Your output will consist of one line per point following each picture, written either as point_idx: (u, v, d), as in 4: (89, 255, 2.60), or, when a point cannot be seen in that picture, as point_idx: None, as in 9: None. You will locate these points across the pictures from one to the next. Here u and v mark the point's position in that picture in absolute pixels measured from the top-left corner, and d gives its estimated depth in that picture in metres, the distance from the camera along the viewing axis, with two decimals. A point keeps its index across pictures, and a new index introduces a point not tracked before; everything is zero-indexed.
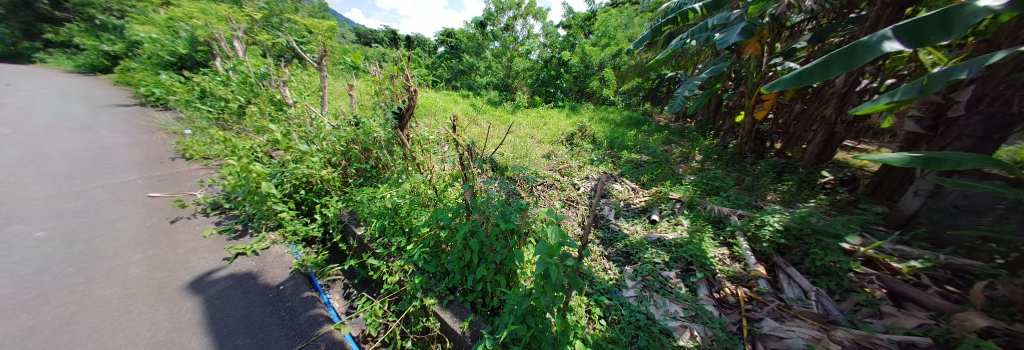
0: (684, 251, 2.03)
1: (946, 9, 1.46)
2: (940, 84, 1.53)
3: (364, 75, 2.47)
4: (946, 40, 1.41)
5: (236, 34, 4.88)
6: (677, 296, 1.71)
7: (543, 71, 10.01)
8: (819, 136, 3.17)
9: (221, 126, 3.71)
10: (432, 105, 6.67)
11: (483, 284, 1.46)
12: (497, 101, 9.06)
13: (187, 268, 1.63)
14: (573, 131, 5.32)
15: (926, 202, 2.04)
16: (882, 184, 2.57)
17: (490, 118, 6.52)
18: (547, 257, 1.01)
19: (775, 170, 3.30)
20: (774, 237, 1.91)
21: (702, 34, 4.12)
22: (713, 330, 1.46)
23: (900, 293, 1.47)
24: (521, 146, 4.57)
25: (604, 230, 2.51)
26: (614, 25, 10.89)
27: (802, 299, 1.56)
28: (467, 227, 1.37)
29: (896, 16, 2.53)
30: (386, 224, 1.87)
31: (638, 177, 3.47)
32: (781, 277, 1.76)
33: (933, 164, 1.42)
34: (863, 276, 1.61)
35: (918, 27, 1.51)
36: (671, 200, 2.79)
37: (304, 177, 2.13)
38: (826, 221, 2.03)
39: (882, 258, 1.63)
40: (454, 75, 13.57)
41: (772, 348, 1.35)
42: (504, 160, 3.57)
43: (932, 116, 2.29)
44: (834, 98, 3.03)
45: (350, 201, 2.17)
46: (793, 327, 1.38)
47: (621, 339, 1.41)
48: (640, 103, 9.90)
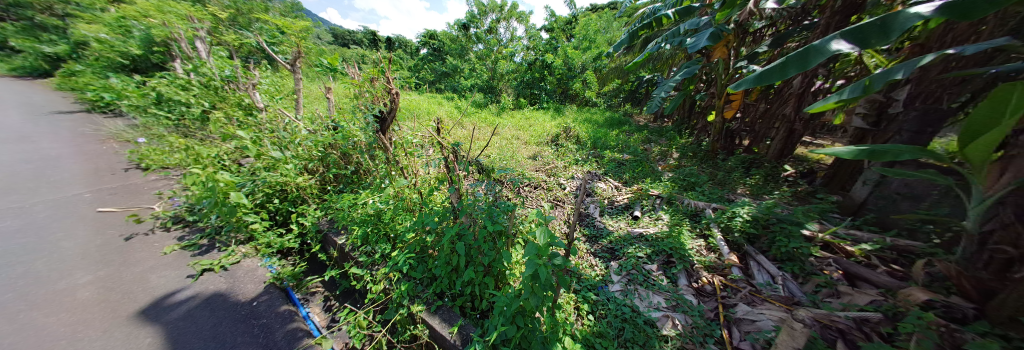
0: (665, 245, 2.11)
1: (884, 16, 1.63)
2: (879, 84, 1.72)
3: (343, 77, 2.40)
4: (885, 43, 1.58)
5: (199, 34, 4.56)
6: (659, 288, 1.79)
7: (527, 74, 10.16)
8: (781, 133, 3.41)
9: (183, 132, 3.44)
10: (416, 108, 6.57)
11: (471, 287, 1.46)
12: (482, 103, 9.06)
13: (146, 288, 1.50)
14: (557, 132, 5.42)
15: (873, 191, 2.26)
16: (837, 175, 2.82)
17: (475, 120, 6.51)
18: (536, 257, 1.04)
19: (744, 165, 3.53)
20: (744, 227, 2.04)
21: (675, 39, 4.35)
22: (693, 318, 1.54)
23: (853, 273, 1.62)
24: (507, 147, 4.60)
25: (590, 227, 2.57)
26: (596, 28, 11.21)
27: (771, 284, 1.68)
28: (453, 230, 1.37)
29: (841, 24, 2.80)
30: (368, 231, 1.80)
31: (620, 176, 3.58)
32: (751, 264, 1.87)
33: (875, 156, 1.56)
34: (822, 260, 1.75)
35: (862, 31, 1.68)
36: (652, 196, 2.90)
37: (278, 185, 2.02)
38: (789, 210, 2.20)
39: (838, 243, 1.79)
40: (438, 77, 13.42)
41: (746, 330, 1.44)
42: (491, 162, 3.59)
43: (876, 113, 2.53)
44: (792, 98, 3.29)
45: (330, 209, 2.08)
46: (764, 310, 1.49)
47: (608, 333, 1.45)
48: (621, 104, 10.25)
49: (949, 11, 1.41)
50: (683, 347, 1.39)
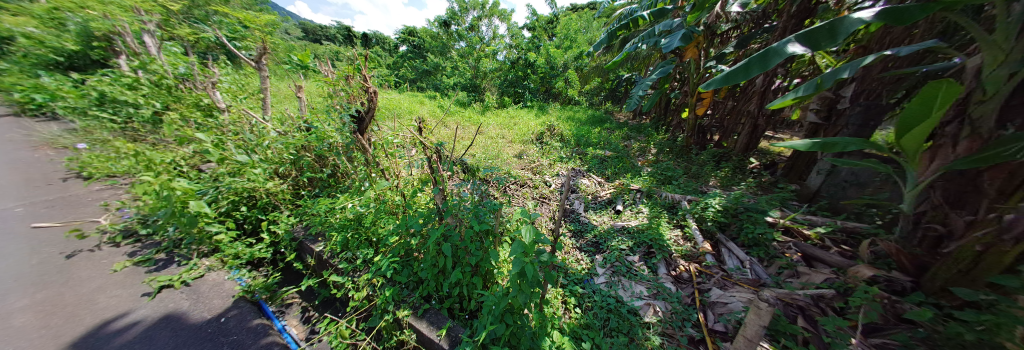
0: (645, 236, 2.21)
1: (832, 21, 1.79)
2: (829, 82, 1.89)
3: (315, 75, 2.27)
4: (833, 46, 1.74)
5: (147, 27, 4.13)
6: (641, 278, 1.87)
7: (510, 72, 10.17)
8: (746, 128, 3.67)
9: (132, 137, 3.11)
10: (397, 107, 6.37)
11: (459, 288, 1.45)
12: (466, 102, 8.96)
13: (92, 310, 1.34)
14: (542, 130, 5.48)
15: (826, 180, 2.49)
16: (795, 165, 3.07)
17: (459, 119, 6.43)
18: (522, 255, 1.05)
19: (715, 159, 3.76)
20: (716, 217, 2.18)
21: (650, 39, 4.53)
22: (672, 304, 1.63)
23: (810, 255, 1.77)
24: (492, 146, 4.60)
25: (575, 223, 2.63)
26: (576, 28, 11.41)
27: (740, 268, 1.82)
28: (439, 231, 1.35)
29: (796, 27, 3.04)
30: (349, 237, 1.73)
31: (603, 172, 3.69)
32: (723, 251, 2.00)
33: (827, 147, 1.72)
34: (784, 244, 1.91)
35: (814, 34, 1.83)
36: (633, 190, 3.01)
37: (245, 192, 1.87)
38: (755, 200, 2.38)
39: (797, 228, 1.96)
40: (419, 76, 13.10)
41: (719, 313, 1.56)
42: (476, 161, 3.57)
43: (827, 109, 2.82)
44: (756, 95, 3.54)
45: (305, 215, 1.97)
46: (734, 293, 1.62)
47: (594, 324, 1.51)
48: (602, 103, 10.54)
49: (886, 16, 1.58)
50: (664, 332, 1.48)
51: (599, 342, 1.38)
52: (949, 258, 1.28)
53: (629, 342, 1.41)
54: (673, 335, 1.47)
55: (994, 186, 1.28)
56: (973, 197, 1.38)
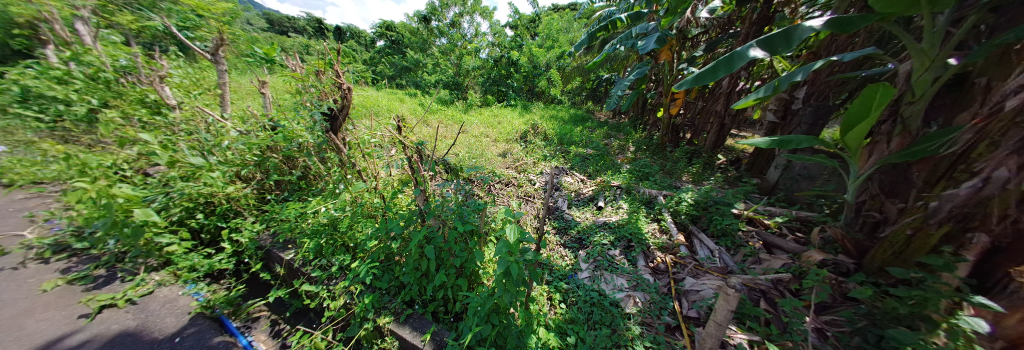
0: (625, 231, 2.29)
1: (787, 28, 1.94)
2: (786, 84, 2.06)
3: (282, 70, 2.11)
4: (788, 51, 1.89)
5: (77, 11, 3.61)
6: (622, 271, 1.94)
7: (493, 71, 10.12)
8: (714, 127, 3.92)
9: (61, 137, 2.72)
10: (376, 105, 6.11)
11: (443, 291, 1.42)
12: (448, 100, 8.80)
13: (16, 337, 1.15)
14: (526, 129, 5.51)
15: (782, 174, 2.73)
16: (757, 161, 3.34)
17: (442, 118, 6.30)
18: (507, 255, 1.06)
19: (687, 156, 3.99)
20: (688, 210, 2.31)
21: (628, 41, 4.70)
22: (650, 295, 1.72)
23: (770, 243, 1.94)
24: (476, 145, 4.55)
25: (559, 220, 2.67)
26: (558, 28, 11.55)
27: (710, 257, 1.94)
28: (421, 234, 1.31)
29: (757, 33, 3.28)
30: (322, 243, 1.63)
31: (585, 169, 3.78)
32: (695, 242, 2.13)
33: (784, 144, 1.88)
34: (748, 233, 2.07)
35: (772, 40, 1.98)
36: (614, 187, 3.10)
37: (201, 197, 1.69)
38: (722, 193, 2.55)
39: (758, 218, 2.13)
40: (399, 72, 12.64)
41: (693, 300, 1.66)
42: (459, 161, 3.52)
43: (783, 109, 3.06)
44: (722, 96, 3.79)
45: (272, 221, 1.83)
46: (705, 280, 1.74)
47: (579, 318, 1.55)
48: (584, 102, 10.79)
49: (833, 25, 1.74)
50: (643, 322, 1.56)
51: (583, 335, 1.43)
52: (886, 243, 1.48)
53: (612, 333, 1.47)
54: (652, 323, 1.55)
55: (920, 177, 1.49)
56: (903, 187, 1.59)
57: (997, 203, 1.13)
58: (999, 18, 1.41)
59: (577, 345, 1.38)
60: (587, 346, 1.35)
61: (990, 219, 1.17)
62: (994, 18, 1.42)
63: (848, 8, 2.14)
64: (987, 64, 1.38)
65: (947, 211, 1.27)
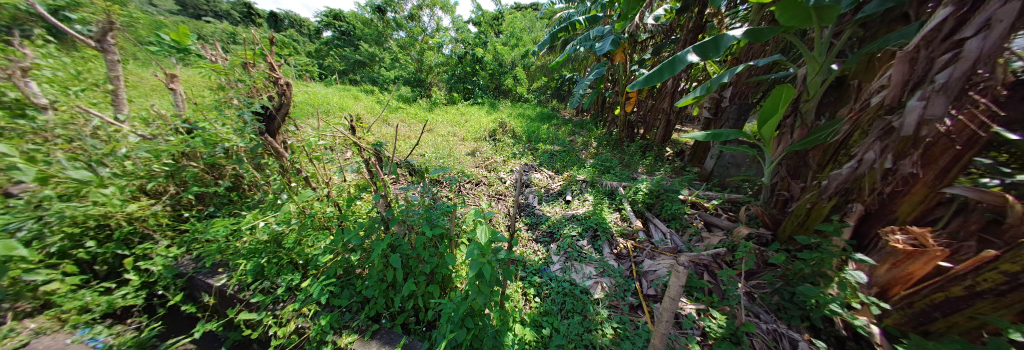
0: (591, 221, 2.42)
1: (716, 36, 2.22)
2: (716, 86, 2.36)
3: (198, 61, 1.77)
4: (718, 56, 2.16)
5: None
6: (590, 259, 2.05)
7: (458, 68, 9.88)
8: (663, 122, 4.34)
9: None
10: (327, 103, 5.54)
11: (413, 301, 1.35)
12: (410, 97, 8.36)
13: None
14: (494, 127, 5.49)
15: (716, 163, 3.15)
16: (697, 152, 3.80)
17: (404, 117, 5.94)
18: (479, 256, 1.05)
19: (641, 150, 4.37)
20: (644, 199, 2.54)
21: (586, 42, 4.95)
22: (616, 279, 1.85)
23: (711, 223, 2.22)
24: (443, 145, 4.41)
25: (530, 216, 2.72)
26: (522, 26, 11.66)
27: (663, 239, 2.16)
28: (385, 242, 1.22)
29: (693, 40, 3.71)
30: (264, 263, 1.42)
31: (553, 165, 3.90)
32: (651, 227, 2.34)
33: (718, 137, 2.15)
34: (693, 216, 2.34)
35: (706, 46, 2.24)
36: (579, 181, 3.24)
37: (91, 220, 1.33)
38: (671, 182, 2.84)
39: (700, 202, 2.42)
40: (352, 67, 11.56)
41: (651, 280, 1.83)
42: (425, 162, 3.37)
43: (714, 106, 3.51)
44: (668, 95, 4.22)
45: (195, 242, 1.54)
46: (660, 261, 1.93)
47: (552, 310, 1.62)
48: (549, 100, 11.14)
49: (750, 35, 2.04)
50: (610, 305, 1.69)
51: (557, 326, 1.49)
52: (796, 216, 1.80)
53: (583, 320, 1.56)
54: (617, 305, 1.69)
55: (814, 161, 1.84)
56: (803, 169, 1.95)
57: (868, 179, 1.47)
58: (867, 32, 1.78)
59: (551, 335, 1.45)
60: (561, 335, 1.42)
61: (863, 192, 1.52)
62: (863, 32, 1.80)
63: (760, 21, 2.51)
64: (858, 69, 1.75)
65: (835, 187, 1.58)
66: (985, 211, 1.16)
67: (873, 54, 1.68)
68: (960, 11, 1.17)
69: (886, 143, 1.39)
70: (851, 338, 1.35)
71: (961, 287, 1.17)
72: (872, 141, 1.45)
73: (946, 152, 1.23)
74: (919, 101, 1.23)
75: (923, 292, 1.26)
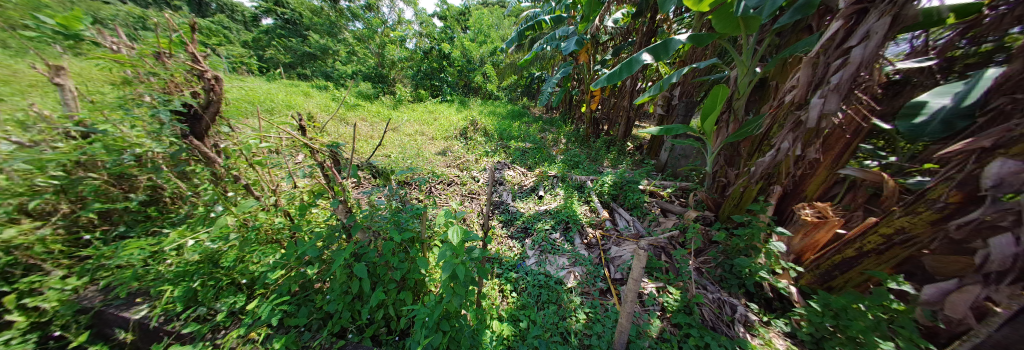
0: (563, 214, 2.51)
1: (666, 40, 2.42)
2: (667, 85, 2.59)
3: (91, 49, 1.43)
4: (667, 58, 2.37)
5: None
6: (563, 251, 2.14)
7: (423, 63, 9.45)
8: (624, 119, 4.65)
9: None
10: (272, 100, 4.91)
11: (383, 311, 1.28)
12: (372, 94, 7.80)
13: None
14: (465, 125, 5.39)
15: (670, 155, 3.47)
16: (653, 145, 4.15)
17: (367, 115, 5.54)
18: (452, 258, 1.04)
19: (606, 145, 4.64)
20: (609, 191, 2.71)
21: (553, 41, 5.08)
22: (587, 267, 1.96)
23: (666, 209, 2.45)
24: (411, 144, 4.21)
25: (504, 213, 2.74)
26: (490, 23, 11.55)
27: (627, 227, 2.33)
28: (349, 251, 1.13)
29: (647, 43, 4.02)
30: (197, 287, 1.23)
31: (525, 162, 3.95)
32: (616, 216, 2.51)
33: (670, 131, 2.36)
34: (651, 204, 2.56)
35: (658, 48, 2.43)
36: (551, 176, 3.33)
37: None
38: (632, 173, 3.07)
39: (657, 191, 2.65)
40: (301, 59, 10.40)
41: (617, 265, 1.97)
42: (392, 163, 3.19)
43: (667, 104, 3.86)
44: (627, 93, 4.52)
45: (103, 269, 1.26)
46: (624, 247, 2.08)
47: (529, 303, 1.66)
48: (519, 98, 11.26)
49: (694, 39, 2.26)
50: (582, 292, 1.80)
51: (533, 318, 1.54)
52: (733, 199, 2.06)
53: (558, 309, 1.63)
54: (588, 291, 1.80)
55: (745, 151, 2.11)
56: (737, 158, 2.23)
57: (784, 164, 1.73)
58: (782, 39, 2.08)
59: (528, 327, 1.49)
60: (538, 326, 1.47)
61: (781, 176, 1.79)
62: (779, 40, 2.11)
63: (701, 27, 2.81)
64: (776, 72, 2.04)
65: (760, 172, 1.84)
66: (868, 187, 1.48)
67: (786, 59, 1.97)
68: (847, 24, 1.43)
69: (797, 134, 1.65)
70: (776, 298, 1.63)
71: (853, 249, 1.46)
72: (786, 133, 1.71)
73: (840, 140, 1.55)
74: (820, 99, 1.48)
75: (827, 256, 1.54)
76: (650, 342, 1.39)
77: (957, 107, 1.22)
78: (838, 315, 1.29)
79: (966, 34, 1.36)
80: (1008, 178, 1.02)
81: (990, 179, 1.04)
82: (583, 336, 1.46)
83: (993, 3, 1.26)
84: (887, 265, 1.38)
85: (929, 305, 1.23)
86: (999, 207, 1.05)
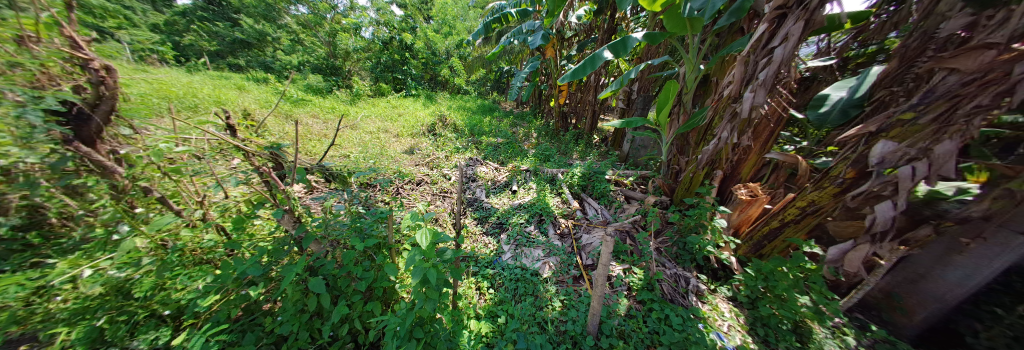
0: (537, 208, 2.55)
1: (624, 38, 2.54)
2: (626, 81, 2.74)
3: None
4: (625, 55, 2.50)
5: None
6: (538, 243, 2.18)
7: (383, 54, 8.80)
8: (590, 112, 4.84)
9: None
10: (195, 95, 4.16)
11: (348, 325, 1.18)
12: (325, 88, 7.04)
13: None
14: (432, 120, 5.16)
15: (631, 146, 3.70)
16: (617, 138, 4.40)
17: (319, 112, 4.99)
18: (423, 262, 0.99)
19: (574, 138, 4.80)
20: (578, 182, 2.81)
21: (520, 35, 5.06)
22: (561, 257, 2.02)
23: (630, 196, 2.62)
24: (373, 143, 3.90)
25: (478, 210, 2.70)
26: (455, 14, 11.12)
27: (596, 215, 2.45)
28: (301, 265, 1.00)
29: (608, 40, 4.21)
30: (104, 325, 0.98)
31: (497, 158, 3.92)
32: (586, 206, 2.61)
33: (630, 123, 2.51)
34: (617, 192, 2.71)
35: (618, 45, 2.55)
36: (523, 171, 3.34)
37: None
38: (598, 164, 3.22)
39: (621, 180, 2.82)
40: (233, 47, 8.97)
41: (588, 251, 2.07)
42: (353, 164, 2.93)
43: (627, 98, 4.10)
44: (592, 88, 4.70)
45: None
46: (594, 235, 2.19)
47: (507, 298, 1.67)
48: (489, 93, 11.12)
49: (648, 38, 2.41)
50: (557, 280, 1.86)
51: (510, 312, 1.55)
52: (685, 184, 2.27)
53: (535, 300, 1.67)
54: (563, 279, 1.87)
55: (693, 140, 2.34)
56: (687, 147, 2.46)
57: (725, 151, 1.96)
58: (720, 39, 2.32)
59: (507, 322, 1.50)
60: (516, 320, 1.49)
61: (722, 161, 2.02)
62: (718, 40, 2.34)
63: (654, 26, 3.01)
64: (716, 68, 2.27)
65: (706, 159, 2.05)
66: (787, 168, 1.74)
67: (724, 57, 2.20)
68: (771, 27, 1.63)
69: (733, 124, 1.86)
70: (720, 268, 1.86)
71: (777, 221, 1.71)
72: (726, 123, 1.92)
73: (767, 129, 1.75)
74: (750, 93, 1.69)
75: (758, 228, 1.79)
76: (619, 320, 1.50)
77: (853, 98, 1.50)
78: (767, 278, 1.52)
79: (857, 38, 1.69)
80: (886, 156, 1.29)
81: (875, 158, 1.31)
82: (559, 323, 1.52)
83: (877, 11, 1.57)
84: (803, 231, 1.64)
85: (832, 263, 1.49)
86: (882, 180, 1.31)
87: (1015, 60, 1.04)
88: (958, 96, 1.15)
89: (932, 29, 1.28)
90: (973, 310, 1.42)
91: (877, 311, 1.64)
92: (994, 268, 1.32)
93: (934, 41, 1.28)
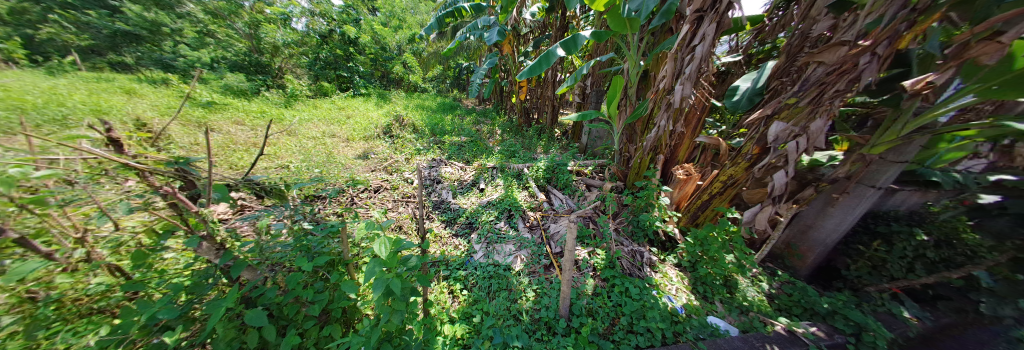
0: (505, 204, 2.56)
1: (574, 35, 2.66)
2: (579, 77, 2.88)
3: None
4: (576, 52, 2.62)
5: None
6: (508, 238, 2.21)
7: (322, 49, 8.15)
8: (549, 107, 5.00)
9: None
10: (61, 102, 3.22)
11: None
12: (251, 90, 6.06)
13: None
14: (388, 121, 4.81)
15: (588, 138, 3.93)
16: (575, 130, 4.63)
17: (247, 117, 4.28)
18: (384, 273, 0.92)
19: (536, 133, 4.92)
20: (543, 175, 2.89)
21: (476, 31, 4.97)
22: (532, 249, 2.07)
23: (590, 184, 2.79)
24: (319, 150, 3.49)
25: (446, 212, 2.62)
26: (404, 8, 10.50)
27: (562, 205, 2.56)
28: (234, 296, 0.86)
29: (561, 37, 4.37)
30: None
31: (462, 157, 3.83)
32: (552, 197, 2.71)
33: (585, 117, 2.66)
34: (579, 182, 2.87)
35: (569, 43, 2.66)
36: (490, 168, 3.32)
37: None
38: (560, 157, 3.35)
39: (581, 170, 2.99)
40: None
41: (556, 240, 2.16)
42: (297, 176, 2.59)
43: (582, 92, 4.32)
44: (549, 83, 4.85)
45: None
46: (561, 224, 2.29)
47: (481, 296, 1.67)
48: (449, 90, 10.77)
49: (596, 36, 2.56)
50: (530, 272, 1.92)
51: (484, 310, 1.55)
52: (635, 169, 2.50)
53: (508, 293, 1.70)
54: (535, 270, 1.94)
55: (638, 129, 2.58)
56: (634, 136, 2.70)
57: (664, 138, 2.20)
58: (655, 37, 2.57)
59: (482, 320, 1.50)
60: (490, 316, 1.50)
61: (663, 147, 2.27)
62: (653, 37, 2.60)
63: (600, 24, 3.21)
64: (653, 64, 2.52)
65: (650, 145, 2.28)
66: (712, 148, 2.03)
67: (659, 54, 2.46)
68: (692, 28, 1.87)
69: (669, 113, 2.10)
70: (667, 241, 2.11)
71: (707, 195, 1.99)
72: (663, 113, 2.15)
73: (695, 117, 2.03)
74: (680, 86, 1.92)
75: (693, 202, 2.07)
76: (587, 299, 1.60)
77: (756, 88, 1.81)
78: (703, 243, 1.77)
79: (758, 36, 2.02)
80: (779, 134, 1.58)
81: (772, 136, 1.59)
82: (532, 312, 1.57)
83: (769, 14, 1.89)
84: (726, 201, 1.93)
85: (747, 224, 1.79)
86: (777, 153, 1.62)
87: (859, 54, 1.34)
88: (824, 83, 1.45)
89: (807, 31, 1.63)
90: (845, 249, 1.90)
91: (782, 259, 2.06)
92: (854, 215, 1.72)
93: (808, 40, 1.63)
